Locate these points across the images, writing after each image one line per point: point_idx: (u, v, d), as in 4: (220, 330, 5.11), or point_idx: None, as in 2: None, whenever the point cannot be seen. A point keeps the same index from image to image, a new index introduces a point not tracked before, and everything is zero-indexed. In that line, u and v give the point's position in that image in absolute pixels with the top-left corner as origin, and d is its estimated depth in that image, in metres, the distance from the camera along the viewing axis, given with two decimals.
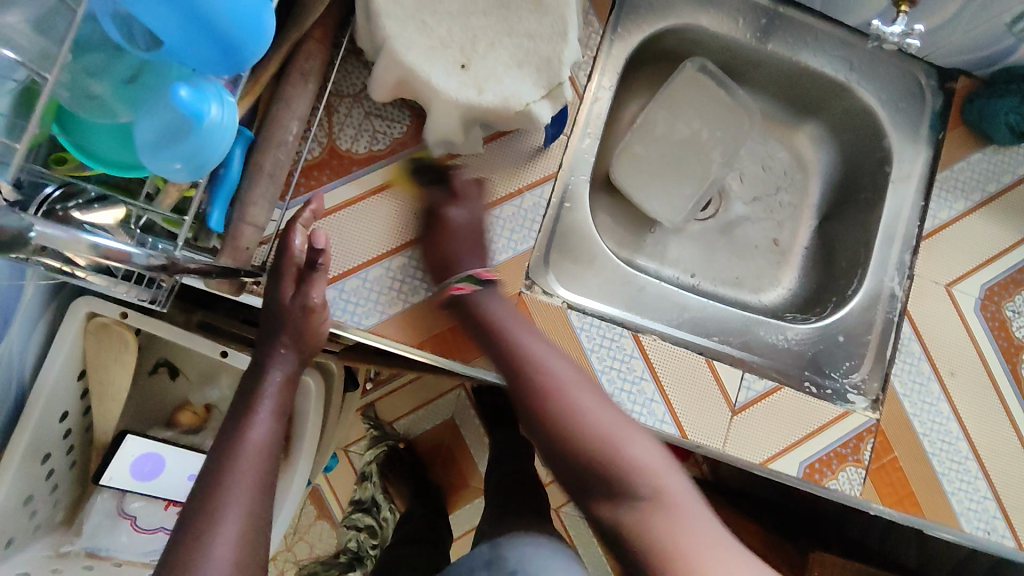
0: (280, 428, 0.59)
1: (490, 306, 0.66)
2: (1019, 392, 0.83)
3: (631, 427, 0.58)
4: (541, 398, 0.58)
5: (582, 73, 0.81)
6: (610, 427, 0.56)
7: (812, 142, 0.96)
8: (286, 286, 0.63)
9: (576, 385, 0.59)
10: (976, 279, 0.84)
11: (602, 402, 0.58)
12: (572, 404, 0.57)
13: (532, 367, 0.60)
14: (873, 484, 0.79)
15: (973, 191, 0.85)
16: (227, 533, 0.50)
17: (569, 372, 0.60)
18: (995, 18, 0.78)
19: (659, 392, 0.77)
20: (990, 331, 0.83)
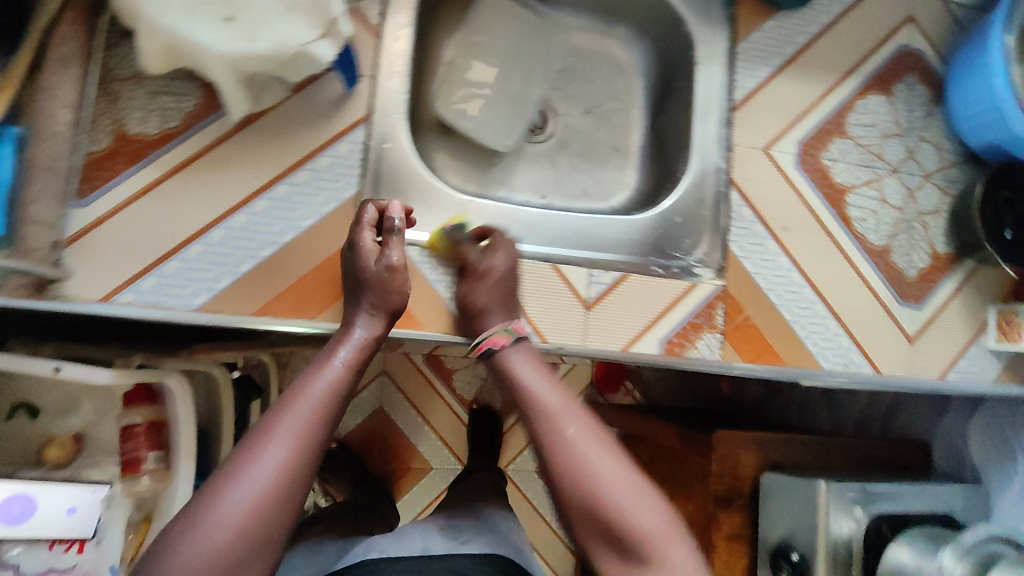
0: (340, 385, 0.61)
1: (518, 366, 0.67)
2: (850, 231, 0.89)
3: (663, 510, 0.58)
4: (554, 469, 0.60)
5: (373, 11, 0.79)
6: (634, 512, 0.57)
7: (625, 44, 1.00)
8: (367, 255, 0.69)
9: (600, 454, 0.60)
10: (792, 137, 0.89)
11: (636, 478, 0.59)
12: (591, 482, 0.58)
13: (557, 445, 0.60)
14: (731, 345, 0.84)
15: (771, 56, 0.90)
16: (264, 473, 0.53)
17: (601, 439, 0.61)
18: None
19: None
20: (813, 181, 0.89)
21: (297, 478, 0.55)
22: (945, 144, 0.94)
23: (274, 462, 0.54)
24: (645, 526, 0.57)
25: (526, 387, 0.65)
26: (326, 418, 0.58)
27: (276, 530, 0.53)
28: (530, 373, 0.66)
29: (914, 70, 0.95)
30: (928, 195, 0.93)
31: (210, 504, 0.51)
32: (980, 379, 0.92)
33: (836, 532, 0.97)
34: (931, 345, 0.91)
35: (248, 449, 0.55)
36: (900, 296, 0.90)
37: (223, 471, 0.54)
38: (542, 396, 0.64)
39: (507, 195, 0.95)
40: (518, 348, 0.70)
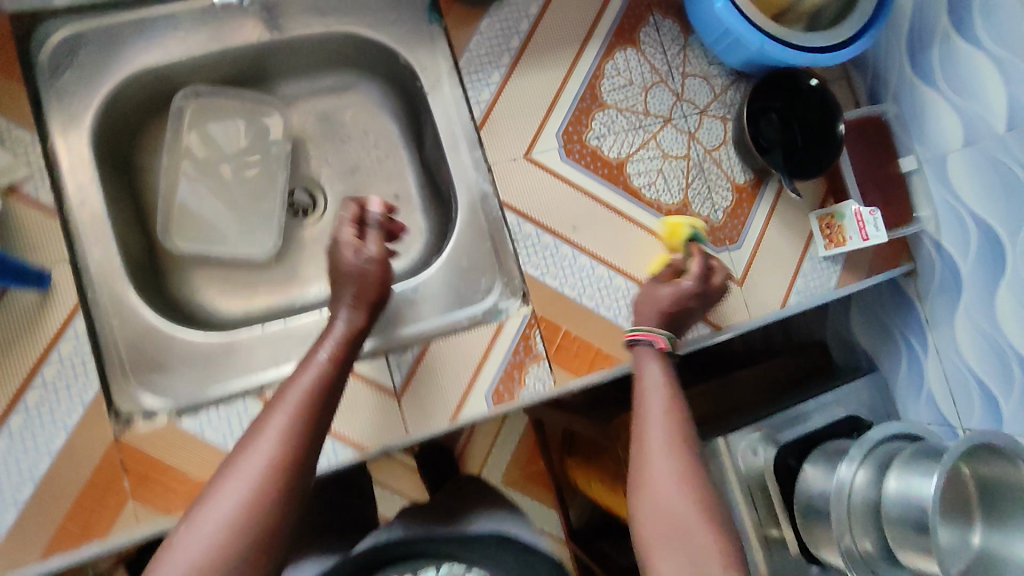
0: (327, 379, 0.65)
1: (647, 369, 0.77)
2: (642, 202, 0.85)
3: (692, 498, 0.67)
4: (643, 463, 0.70)
5: (44, 188, 0.69)
6: (669, 487, 0.68)
7: (359, 89, 0.91)
8: (347, 252, 0.73)
9: (657, 451, 0.70)
10: (548, 133, 0.84)
11: (678, 465, 0.69)
12: (652, 481, 0.68)
13: (638, 447, 0.71)
14: (561, 368, 0.80)
15: (500, 57, 0.83)
16: (240, 482, 0.55)
17: (663, 432, 0.71)
18: None
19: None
20: (587, 168, 0.84)
21: (289, 465, 0.57)
22: (710, 71, 0.89)
23: (263, 454, 0.57)
24: (672, 491, 0.67)
25: (640, 380, 0.76)
26: (314, 409, 0.62)
27: (283, 520, 0.55)
28: (653, 369, 0.76)
29: (654, 8, 0.89)
30: (709, 129, 0.89)
31: (211, 509, 0.54)
32: (825, 289, 0.90)
33: (746, 467, 0.98)
34: (762, 278, 0.89)
35: (240, 451, 0.58)
36: (713, 244, 0.87)
37: (226, 470, 0.57)
38: (646, 406, 0.74)
39: (308, 292, 0.86)
40: (649, 352, 0.78)
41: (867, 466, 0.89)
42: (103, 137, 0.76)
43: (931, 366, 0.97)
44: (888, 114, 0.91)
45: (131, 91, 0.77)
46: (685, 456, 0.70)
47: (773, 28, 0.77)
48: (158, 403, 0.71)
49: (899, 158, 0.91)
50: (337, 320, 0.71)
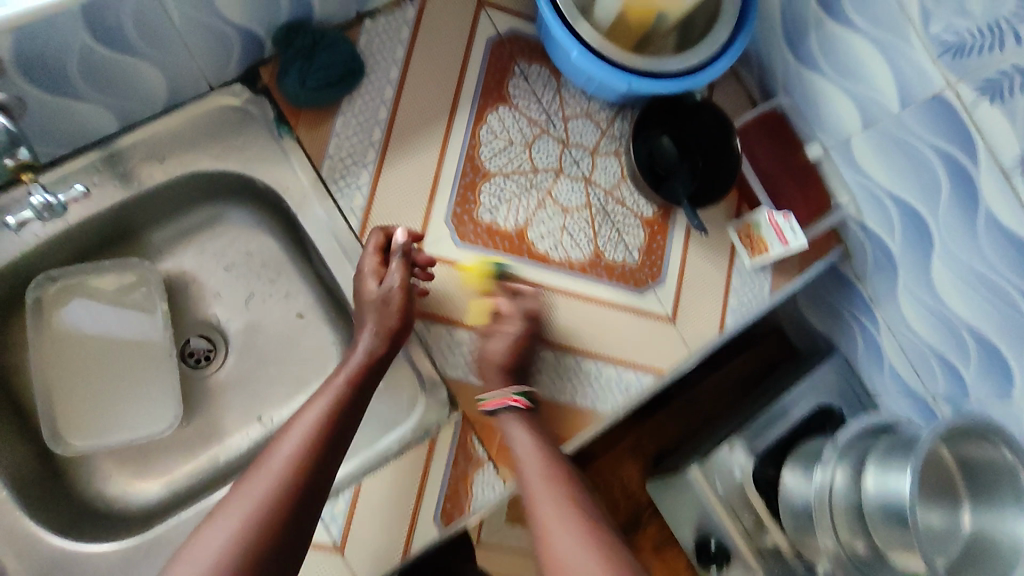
0: (342, 409, 0.66)
1: (515, 433, 0.72)
2: (552, 265, 0.80)
3: (601, 558, 0.62)
4: (546, 561, 0.64)
5: None
6: (580, 561, 0.62)
7: (232, 217, 0.84)
8: (369, 279, 0.73)
9: (554, 522, 0.66)
10: (436, 222, 0.78)
11: (585, 542, 0.64)
12: (562, 565, 0.63)
13: (540, 538, 0.66)
14: (507, 466, 0.74)
15: (365, 154, 0.77)
16: (237, 512, 0.57)
17: (543, 483, 0.69)
18: (202, 26, 0.64)
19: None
20: (486, 247, 0.79)
21: (286, 503, 0.58)
22: (591, 107, 0.84)
23: (260, 494, 0.58)
24: (583, 568, 0.61)
25: (513, 452, 0.71)
26: (321, 443, 0.62)
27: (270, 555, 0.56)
28: (518, 438, 0.71)
29: (517, 56, 0.83)
30: (605, 168, 0.83)
31: (207, 538, 0.56)
32: (762, 300, 0.84)
33: (725, 486, 0.92)
34: (696, 307, 0.82)
35: (248, 475, 0.61)
36: (636, 288, 0.81)
37: (235, 491, 0.59)
38: (519, 451, 0.71)
39: (231, 447, 0.80)
40: (518, 416, 0.73)
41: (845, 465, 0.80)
42: None
43: (886, 340, 0.91)
44: (784, 105, 0.84)
45: None
46: (591, 529, 0.65)
47: (638, 63, 0.71)
48: None
49: (806, 146, 0.84)
50: (360, 343, 0.71)
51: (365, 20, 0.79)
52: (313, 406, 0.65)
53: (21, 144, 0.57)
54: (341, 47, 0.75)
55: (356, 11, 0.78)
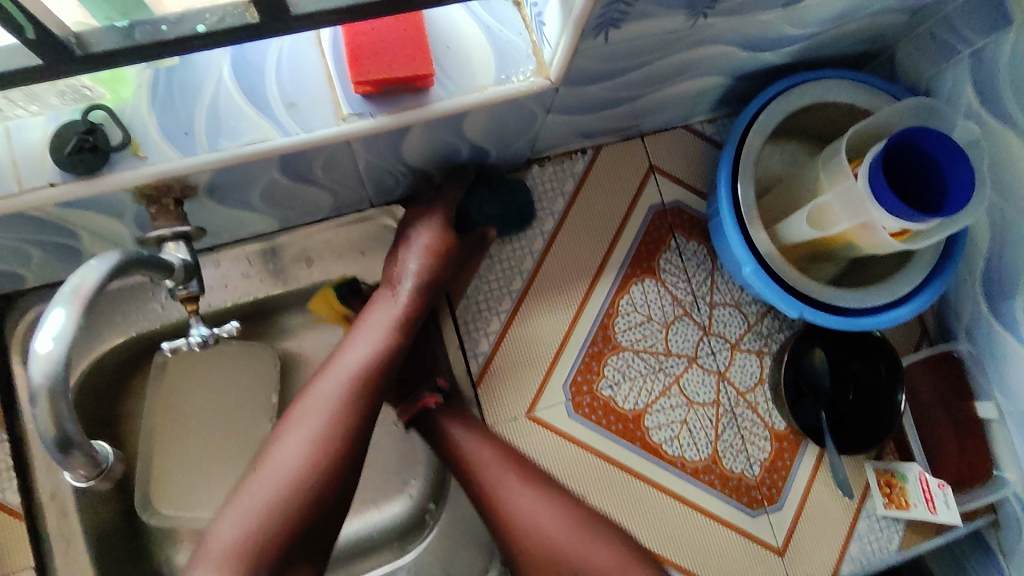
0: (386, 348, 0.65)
1: (451, 427, 0.69)
2: (664, 458, 0.75)
3: (574, 522, 0.66)
4: (522, 541, 0.65)
5: (13, 489, 0.67)
6: (556, 528, 0.65)
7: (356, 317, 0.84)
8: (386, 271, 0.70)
9: (520, 493, 0.67)
10: (554, 385, 0.75)
11: (554, 505, 0.67)
12: (549, 540, 0.65)
13: (510, 521, 0.66)
14: None
15: (500, 300, 0.76)
16: (279, 472, 0.58)
17: (490, 462, 0.68)
18: (381, 168, 0.64)
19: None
20: (599, 424, 0.75)
21: (298, 502, 0.57)
22: (742, 299, 0.79)
23: (244, 528, 0.55)
24: (568, 537, 0.65)
25: (454, 449, 0.68)
26: (319, 450, 0.59)
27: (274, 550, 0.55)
28: (464, 435, 0.68)
29: (676, 229, 0.79)
30: (743, 367, 0.78)
31: (266, 478, 0.58)
32: (886, 554, 0.76)
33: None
34: (808, 546, 0.75)
35: (286, 426, 0.61)
36: (749, 506, 0.75)
37: (277, 439, 0.60)
38: (463, 445, 0.68)
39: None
40: (449, 406, 0.70)
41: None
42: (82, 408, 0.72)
43: None
44: (961, 351, 0.76)
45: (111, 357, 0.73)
46: (545, 484, 0.68)
47: (808, 290, 0.66)
48: None
49: (977, 401, 0.74)
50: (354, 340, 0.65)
51: (532, 166, 0.78)
52: (319, 396, 0.62)
53: (196, 276, 0.54)
54: (522, 195, 0.76)
55: (527, 158, 0.77)
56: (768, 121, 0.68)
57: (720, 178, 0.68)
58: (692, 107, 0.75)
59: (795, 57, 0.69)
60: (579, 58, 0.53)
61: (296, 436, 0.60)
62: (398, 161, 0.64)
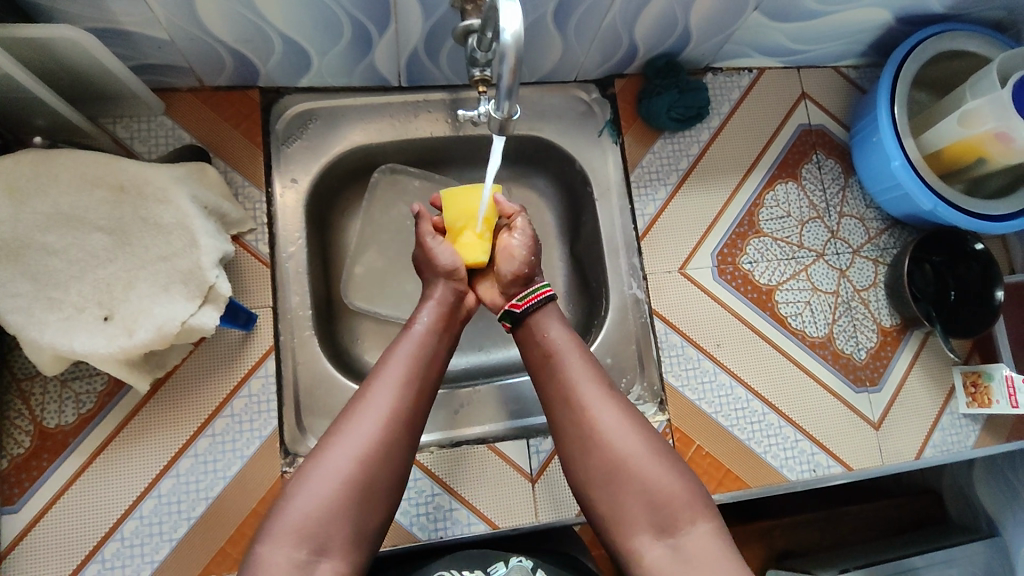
0: (426, 351, 0.68)
1: (550, 329, 0.70)
2: (787, 329, 0.88)
3: (649, 441, 0.63)
4: (593, 450, 0.63)
5: (262, 241, 0.79)
6: (628, 444, 0.62)
7: (528, 180, 0.98)
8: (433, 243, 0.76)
9: (598, 401, 0.64)
10: (704, 251, 0.88)
11: (631, 423, 0.64)
12: (617, 454, 0.62)
13: (581, 423, 0.64)
14: None
15: (668, 175, 0.89)
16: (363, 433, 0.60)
17: (578, 367, 0.67)
18: (612, 30, 0.79)
19: (437, 485, 0.77)
20: (737, 289, 0.88)
21: (401, 421, 0.62)
22: (867, 214, 0.92)
23: (373, 425, 0.60)
24: (641, 453, 0.62)
25: (546, 344, 0.69)
26: (411, 395, 0.63)
27: (379, 473, 0.59)
28: (556, 327, 0.70)
29: (818, 147, 0.93)
30: (861, 269, 0.91)
31: (328, 460, 0.58)
32: (963, 447, 0.88)
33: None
34: (900, 426, 0.87)
35: (349, 414, 0.62)
36: (853, 383, 0.88)
37: (335, 433, 0.60)
38: (559, 345, 0.69)
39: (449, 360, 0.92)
40: (552, 308, 0.72)
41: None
42: (314, 199, 0.85)
43: None
44: None
45: (342, 163, 0.87)
46: (627, 404, 0.65)
47: (948, 194, 0.80)
48: None
49: None
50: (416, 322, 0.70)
51: (707, 74, 0.93)
52: (399, 355, 0.66)
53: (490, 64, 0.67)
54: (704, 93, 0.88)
55: (706, 65, 0.91)
56: (923, 54, 0.82)
57: (880, 103, 0.82)
58: (849, 44, 0.90)
59: (951, 9, 0.84)
60: None
61: (361, 420, 0.60)
62: (628, 28, 0.79)
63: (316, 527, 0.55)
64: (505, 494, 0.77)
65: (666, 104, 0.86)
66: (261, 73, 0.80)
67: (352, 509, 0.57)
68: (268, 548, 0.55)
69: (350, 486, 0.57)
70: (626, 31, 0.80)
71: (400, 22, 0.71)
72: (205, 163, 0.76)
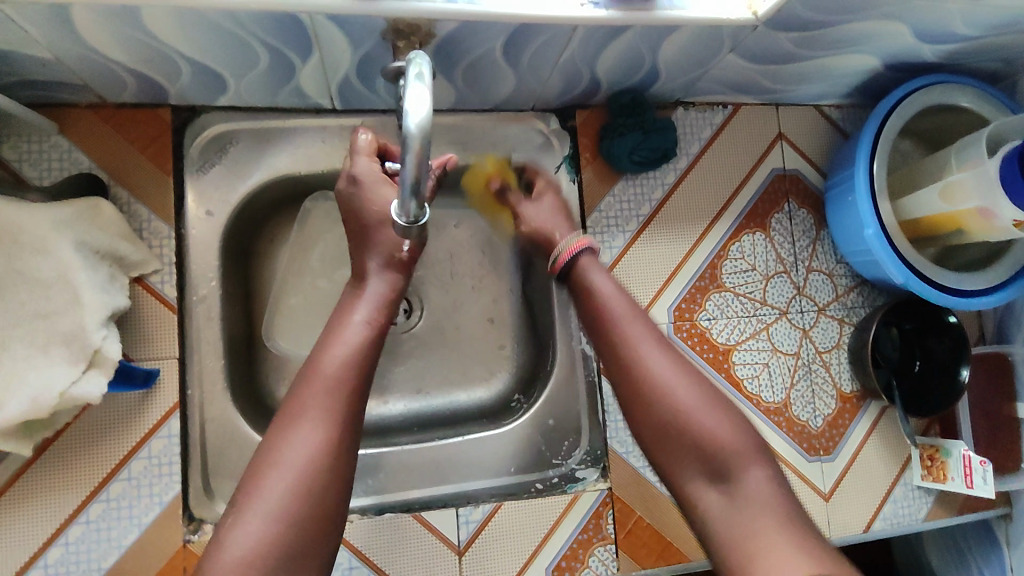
0: (366, 338, 0.58)
1: (596, 279, 0.69)
2: (743, 393, 0.82)
3: (703, 391, 0.60)
4: (649, 400, 0.60)
5: (169, 283, 0.71)
6: (683, 391, 0.59)
7: (479, 210, 0.90)
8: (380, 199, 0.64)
9: (648, 350, 0.62)
10: (661, 306, 0.82)
11: (681, 367, 0.61)
12: (661, 388, 0.60)
13: (630, 365, 0.62)
14: (627, 555, 0.77)
15: (627, 221, 0.82)
16: (299, 451, 0.50)
17: (620, 307, 0.65)
18: (571, 66, 0.70)
19: (356, 558, 0.72)
20: (692, 348, 0.82)
21: (344, 433, 0.52)
22: (836, 270, 0.86)
23: (307, 442, 0.51)
24: (697, 406, 0.58)
25: (587, 290, 0.69)
26: (351, 398, 0.54)
27: (326, 505, 0.50)
28: (601, 280, 0.69)
29: (791, 195, 0.86)
30: (825, 330, 0.85)
31: (268, 488, 0.49)
32: (914, 521, 0.84)
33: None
34: (851, 499, 0.83)
35: (285, 427, 0.52)
36: (807, 452, 0.83)
37: (272, 452, 0.51)
38: (598, 289, 0.68)
39: (383, 404, 0.86)
40: (597, 264, 0.71)
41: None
42: (234, 232, 0.77)
43: None
44: (1016, 355, 0.84)
45: (268, 191, 0.78)
46: (679, 354, 0.63)
47: (920, 266, 0.74)
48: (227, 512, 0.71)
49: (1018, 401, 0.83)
50: (354, 310, 0.60)
51: (678, 108, 0.85)
52: (333, 349, 0.56)
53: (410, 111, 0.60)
54: (671, 133, 0.80)
55: (676, 99, 0.83)
56: (909, 110, 0.75)
57: (858, 161, 0.76)
58: (832, 86, 0.83)
59: (944, 59, 0.76)
60: (793, 5, 0.60)
61: (298, 428, 0.51)
62: (589, 64, 0.70)
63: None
64: (429, 566, 0.73)
65: (629, 145, 0.79)
66: (171, 92, 0.70)
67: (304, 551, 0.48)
68: None
69: (301, 510, 0.48)
70: (588, 66, 0.71)
71: (324, 51, 0.62)
72: (101, 197, 0.67)
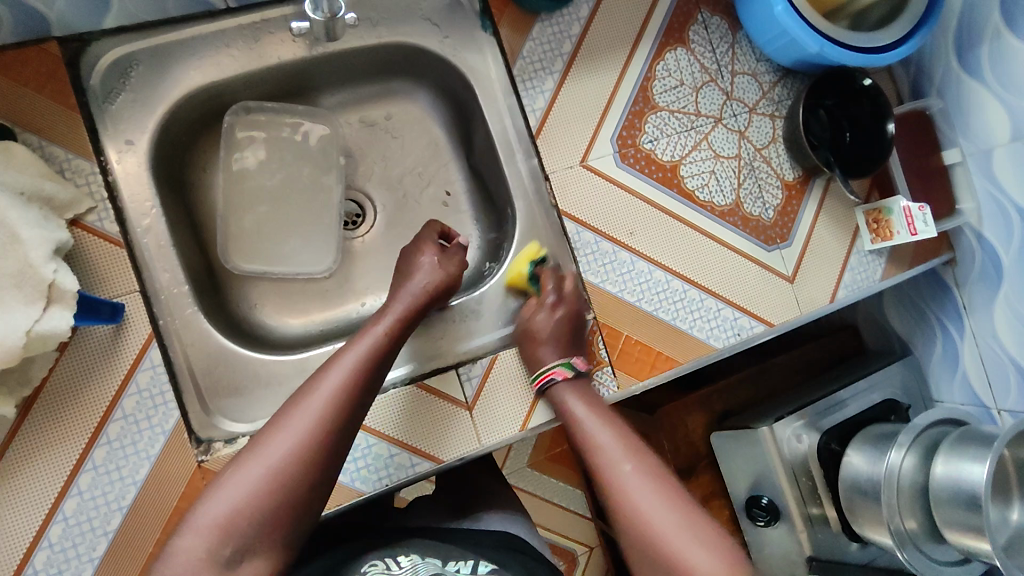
0: (380, 348, 0.67)
1: (570, 402, 0.73)
2: (696, 203, 0.86)
3: (685, 519, 0.60)
4: (624, 527, 0.62)
5: (107, 218, 0.68)
6: (668, 532, 0.59)
7: (406, 95, 0.89)
8: (429, 249, 0.78)
9: (637, 485, 0.63)
10: (603, 137, 0.83)
11: (671, 502, 0.61)
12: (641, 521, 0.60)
13: (614, 500, 0.63)
14: (624, 371, 0.82)
15: (552, 62, 0.82)
16: (282, 444, 0.57)
17: (609, 441, 0.67)
18: None
19: (372, 437, 0.73)
20: (642, 172, 0.84)
21: (328, 439, 0.59)
22: (758, 68, 0.89)
23: (295, 437, 0.57)
24: (671, 528, 0.59)
25: (565, 415, 0.72)
26: (344, 406, 0.61)
27: (301, 482, 0.57)
28: (573, 404, 0.73)
29: (702, 5, 0.88)
30: (759, 127, 0.88)
31: (249, 467, 0.56)
32: (872, 283, 0.91)
33: (791, 453, 0.97)
34: (813, 275, 0.89)
35: (276, 422, 0.59)
36: (765, 243, 0.88)
37: (273, 425, 0.59)
38: (590, 435, 0.68)
39: (363, 303, 0.86)
40: (572, 384, 0.75)
41: (913, 452, 0.87)
42: (160, 160, 0.75)
43: (967, 351, 0.97)
44: (933, 109, 0.92)
45: (185, 110, 0.76)
46: (665, 481, 0.63)
47: (833, 34, 0.78)
48: (231, 427, 0.72)
49: (943, 151, 0.92)
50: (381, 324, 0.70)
51: None
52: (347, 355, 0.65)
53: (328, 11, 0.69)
54: None
55: None
56: None
57: None
58: None
59: None
60: None
61: (293, 422, 0.58)
62: None
63: (231, 528, 0.53)
64: (444, 427, 0.75)
65: None
66: (50, 18, 0.65)
67: (275, 521, 0.55)
68: (183, 539, 0.53)
69: (266, 492, 0.55)
70: None
71: None
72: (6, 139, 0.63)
